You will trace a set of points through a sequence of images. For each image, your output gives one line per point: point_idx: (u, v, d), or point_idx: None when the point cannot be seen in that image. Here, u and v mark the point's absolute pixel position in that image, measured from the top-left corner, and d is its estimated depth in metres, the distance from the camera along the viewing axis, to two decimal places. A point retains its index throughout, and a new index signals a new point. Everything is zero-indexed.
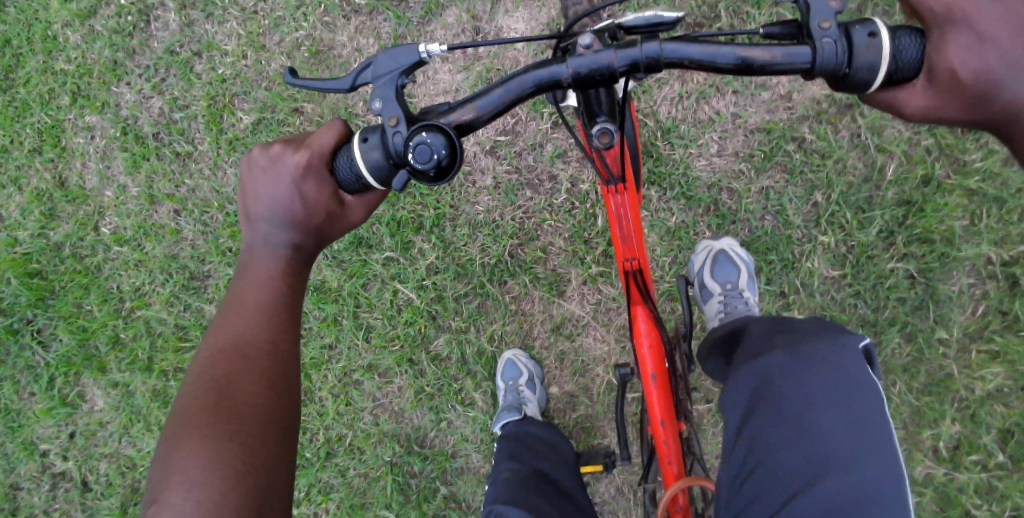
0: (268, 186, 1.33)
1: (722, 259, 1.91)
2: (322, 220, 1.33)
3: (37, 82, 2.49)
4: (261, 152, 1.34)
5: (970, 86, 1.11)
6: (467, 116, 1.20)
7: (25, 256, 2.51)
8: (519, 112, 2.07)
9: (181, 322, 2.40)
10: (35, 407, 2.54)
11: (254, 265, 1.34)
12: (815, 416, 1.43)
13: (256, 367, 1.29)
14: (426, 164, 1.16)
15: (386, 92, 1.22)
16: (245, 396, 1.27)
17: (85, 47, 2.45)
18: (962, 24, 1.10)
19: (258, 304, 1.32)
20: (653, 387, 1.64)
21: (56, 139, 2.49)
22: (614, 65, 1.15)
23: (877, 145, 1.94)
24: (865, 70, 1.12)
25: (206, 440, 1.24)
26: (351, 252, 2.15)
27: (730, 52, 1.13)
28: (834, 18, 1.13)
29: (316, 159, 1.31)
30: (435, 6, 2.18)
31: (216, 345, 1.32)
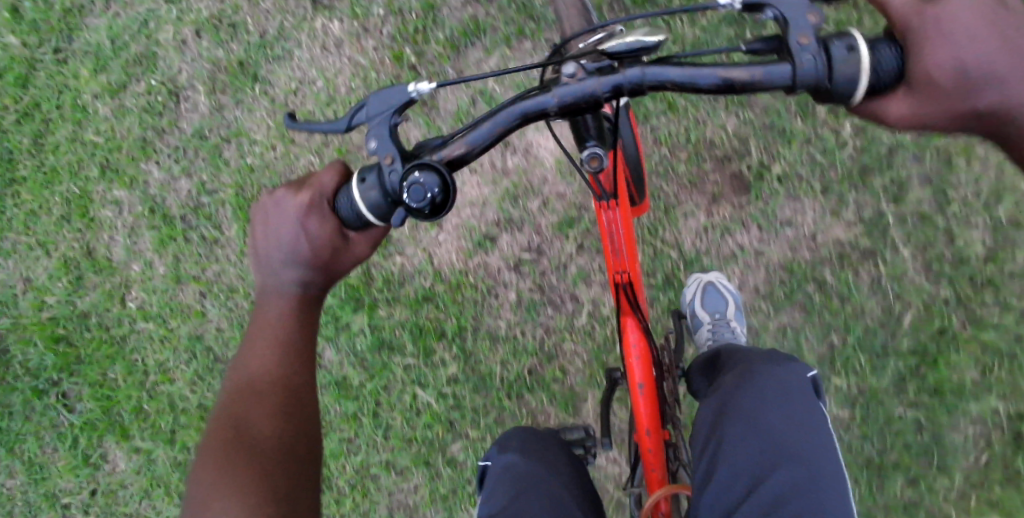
0: (274, 230, 1.29)
1: (710, 290, 1.94)
2: (325, 258, 1.29)
3: (65, 150, 2.53)
4: (268, 198, 1.31)
5: (950, 89, 1.05)
6: (459, 151, 1.17)
7: (52, 320, 2.58)
8: (544, 232, 2.11)
9: (205, 401, 2.46)
10: (59, 462, 2.62)
11: (264, 304, 1.31)
12: (767, 417, 1.47)
13: (265, 405, 1.26)
14: (420, 201, 1.13)
15: (381, 131, 1.18)
16: (259, 429, 1.25)
17: (114, 120, 2.47)
18: (935, 24, 1.05)
19: (266, 339, 1.29)
20: (641, 397, 1.55)
21: (84, 210, 2.53)
22: (597, 93, 1.12)
23: (896, 292, 1.98)
24: (842, 85, 1.07)
25: (224, 474, 1.23)
26: (375, 353, 2.21)
27: (709, 73, 1.09)
28: (813, 32, 1.07)
29: (320, 201, 1.28)
30: (464, 116, 2.17)
31: (231, 382, 1.30)
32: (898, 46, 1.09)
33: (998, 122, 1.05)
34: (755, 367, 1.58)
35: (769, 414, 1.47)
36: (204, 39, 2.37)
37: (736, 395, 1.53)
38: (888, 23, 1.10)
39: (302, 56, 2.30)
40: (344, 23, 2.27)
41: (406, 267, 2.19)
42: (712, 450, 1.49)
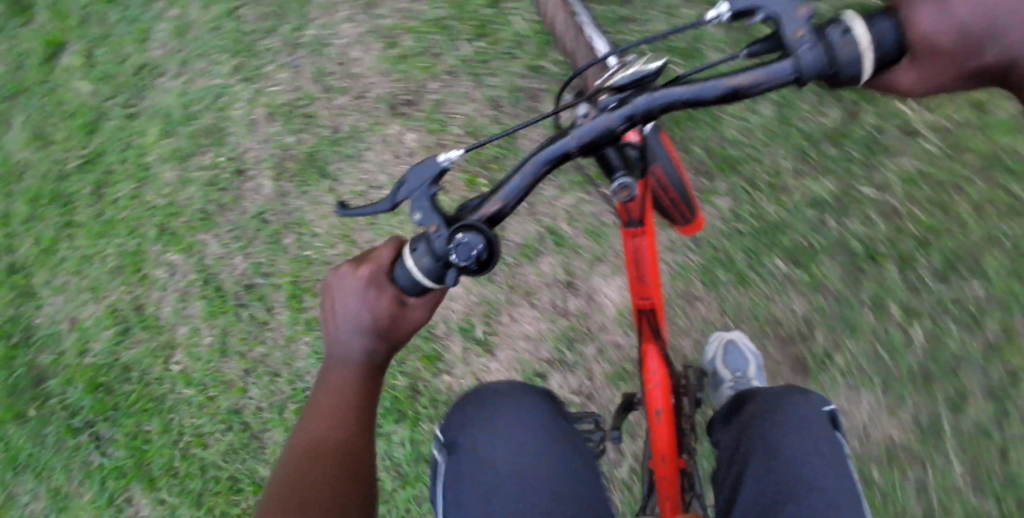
0: (339, 304, 1.25)
1: (733, 349, 1.95)
2: (384, 327, 1.23)
3: (125, 206, 2.53)
4: (333, 273, 1.26)
5: (954, 46, 0.96)
6: (494, 206, 1.13)
7: (95, 367, 2.57)
8: (596, 377, 2.09)
9: (236, 474, 2.47)
10: (84, 499, 2.57)
11: (328, 369, 1.26)
12: (785, 447, 1.46)
13: (325, 468, 1.20)
14: (467, 257, 1.08)
15: (419, 197, 1.11)
16: (318, 493, 1.19)
17: (177, 187, 2.49)
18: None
19: (328, 403, 1.24)
20: (659, 425, 1.56)
21: (138, 265, 2.53)
22: (613, 126, 1.08)
23: (939, 499, 1.95)
24: (851, 69, 1.00)
25: None
26: (411, 462, 2.20)
27: (714, 84, 1.03)
28: (805, 24, 1.01)
29: (383, 272, 1.22)
30: (532, 252, 2.12)
31: (296, 444, 1.24)
32: (897, 14, 1.01)
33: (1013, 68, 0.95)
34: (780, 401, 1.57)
35: (786, 443, 1.46)
36: (276, 123, 2.41)
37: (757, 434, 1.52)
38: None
39: (373, 158, 2.35)
40: (420, 135, 2.32)
41: (453, 388, 2.19)
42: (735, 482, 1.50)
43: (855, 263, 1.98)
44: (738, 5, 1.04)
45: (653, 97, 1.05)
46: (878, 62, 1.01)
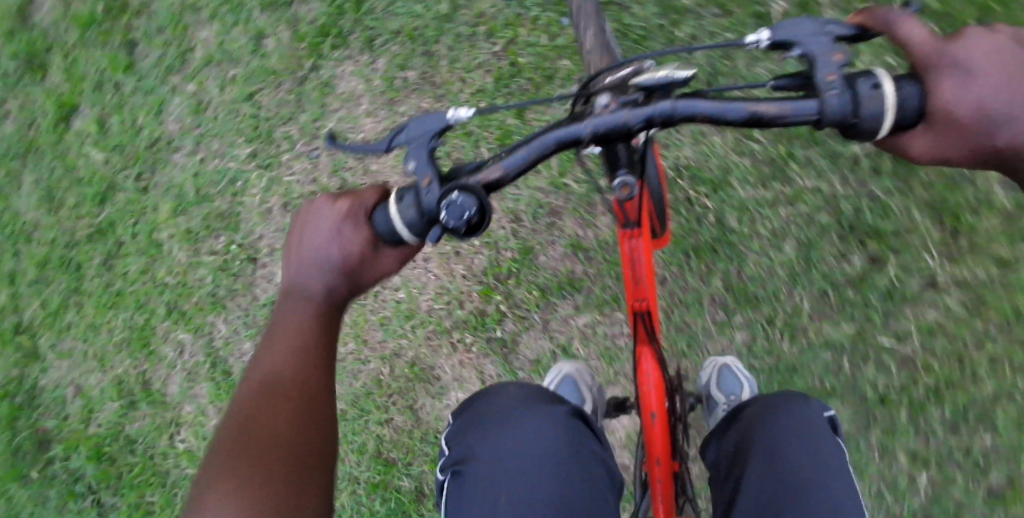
0: (307, 233, 1.16)
1: (727, 373, 1.87)
2: (354, 268, 1.16)
3: (134, 280, 2.54)
4: (307, 204, 1.19)
5: (967, 125, 1.00)
6: (494, 175, 1.09)
7: (99, 438, 2.57)
8: None
9: None
10: None
11: (288, 310, 1.15)
12: (783, 451, 1.38)
13: (284, 411, 1.08)
14: (458, 219, 1.04)
15: (417, 151, 1.09)
16: (273, 440, 1.06)
17: (189, 266, 2.50)
18: (952, 67, 1.01)
19: (285, 343, 1.13)
20: (653, 427, 1.57)
21: (146, 341, 2.54)
22: (630, 123, 1.06)
23: None
24: (871, 121, 1.02)
25: (236, 490, 1.03)
26: None
27: (738, 106, 1.04)
28: (837, 70, 1.03)
29: (362, 207, 1.16)
30: (544, 368, 2.12)
31: (247, 388, 1.11)
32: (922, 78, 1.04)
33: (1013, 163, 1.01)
34: (773, 407, 1.48)
35: (785, 448, 1.38)
36: (290, 212, 2.45)
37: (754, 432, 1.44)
38: (907, 59, 1.06)
39: None
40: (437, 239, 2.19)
41: None
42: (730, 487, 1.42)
43: (866, 404, 1.97)
44: (776, 38, 1.06)
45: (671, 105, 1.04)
46: (897, 121, 1.03)
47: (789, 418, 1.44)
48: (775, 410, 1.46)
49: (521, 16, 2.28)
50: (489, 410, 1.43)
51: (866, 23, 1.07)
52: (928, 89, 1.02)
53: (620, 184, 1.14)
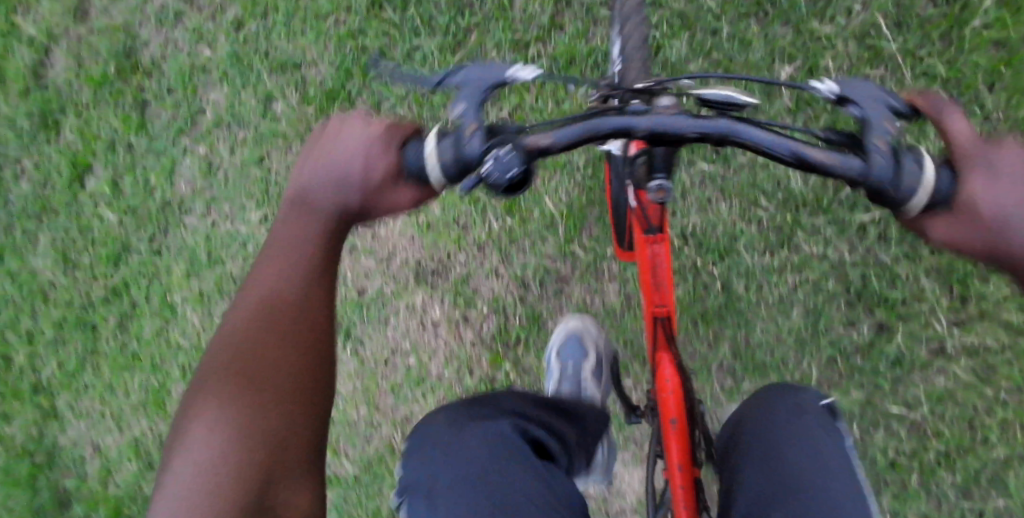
0: (336, 146, 1.14)
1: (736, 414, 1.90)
2: (372, 190, 1.13)
3: (149, 341, 2.59)
4: (337, 120, 1.17)
5: (991, 221, 1.01)
6: (543, 141, 1.05)
7: (117, 498, 2.60)
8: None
9: None
10: None
11: (300, 223, 1.14)
12: (782, 450, 1.35)
13: (279, 335, 1.10)
14: (504, 170, 1.03)
15: (468, 97, 1.11)
16: (270, 362, 1.09)
17: (201, 328, 2.55)
18: (987, 164, 1.03)
19: (292, 262, 1.13)
20: (672, 432, 1.54)
21: (160, 402, 2.58)
22: (686, 131, 1.02)
23: None
24: (906, 193, 1.03)
25: (228, 396, 1.06)
26: None
27: (789, 144, 1.03)
28: (889, 137, 1.04)
29: (394, 135, 1.14)
30: None
31: (250, 299, 1.12)
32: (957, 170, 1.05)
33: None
34: (769, 405, 1.46)
35: (781, 447, 1.35)
36: None
37: (747, 432, 1.43)
38: (946, 153, 1.07)
39: (397, 324, 2.26)
40: (445, 307, 2.23)
41: None
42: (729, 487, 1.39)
43: (878, 471, 1.97)
44: (846, 93, 1.07)
45: (738, 125, 1.02)
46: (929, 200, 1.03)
47: (784, 416, 1.41)
48: (773, 411, 1.44)
49: (525, 80, 2.31)
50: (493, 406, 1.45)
51: (919, 105, 1.08)
52: (961, 182, 1.03)
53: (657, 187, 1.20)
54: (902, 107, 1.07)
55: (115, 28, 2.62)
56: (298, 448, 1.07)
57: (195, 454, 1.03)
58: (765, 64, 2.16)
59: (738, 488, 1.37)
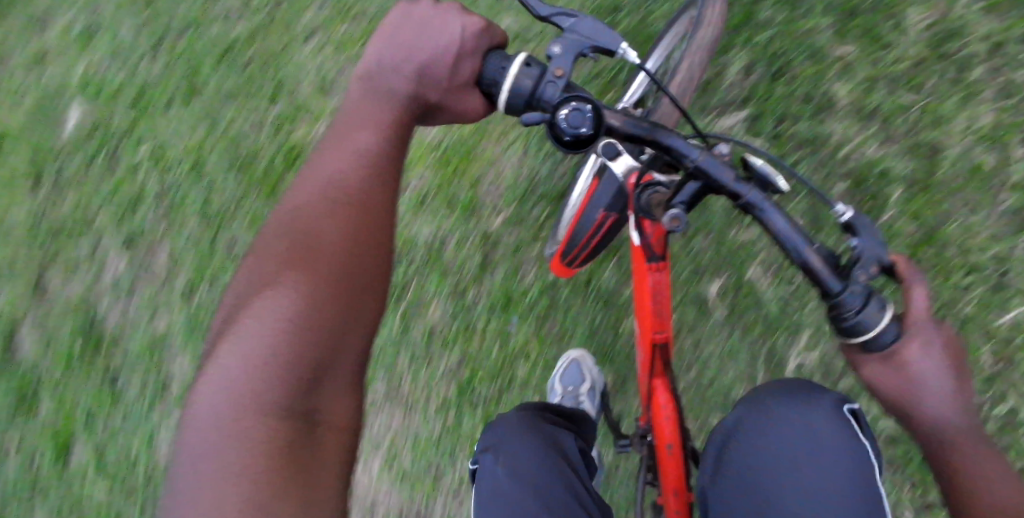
0: (425, 35, 1.20)
1: None
2: (447, 86, 1.22)
3: None
4: (426, 5, 1.22)
5: (914, 380, 1.17)
6: (612, 122, 1.32)
7: None
8: None
9: None
10: None
11: (373, 101, 1.22)
12: (774, 452, 1.50)
13: (338, 215, 1.16)
14: (570, 129, 1.24)
15: (569, 43, 1.28)
16: (326, 235, 1.15)
17: None
18: (923, 336, 1.18)
19: (360, 135, 1.20)
20: (669, 457, 1.69)
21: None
22: (727, 183, 1.31)
23: None
24: (862, 324, 1.19)
25: (293, 269, 1.13)
26: None
27: (798, 245, 1.26)
28: (872, 274, 1.22)
29: (485, 37, 1.24)
30: None
31: (315, 178, 1.19)
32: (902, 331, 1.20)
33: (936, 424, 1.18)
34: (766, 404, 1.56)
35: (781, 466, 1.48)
36: None
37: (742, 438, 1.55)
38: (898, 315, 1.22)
39: None
40: None
41: None
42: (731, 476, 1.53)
43: None
44: (854, 222, 1.26)
45: (762, 202, 1.28)
46: (872, 342, 1.19)
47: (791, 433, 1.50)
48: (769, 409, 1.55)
49: (470, 328, 2.29)
50: (508, 435, 1.62)
51: (898, 265, 1.23)
52: (901, 342, 1.18)
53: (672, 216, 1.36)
54: (887, 264, 1.23)
55: (146, 352, 2.72)
56: (352, 347, 1.13)
57: (268, 315, 1.09)
58: (692, 283, 2.16)
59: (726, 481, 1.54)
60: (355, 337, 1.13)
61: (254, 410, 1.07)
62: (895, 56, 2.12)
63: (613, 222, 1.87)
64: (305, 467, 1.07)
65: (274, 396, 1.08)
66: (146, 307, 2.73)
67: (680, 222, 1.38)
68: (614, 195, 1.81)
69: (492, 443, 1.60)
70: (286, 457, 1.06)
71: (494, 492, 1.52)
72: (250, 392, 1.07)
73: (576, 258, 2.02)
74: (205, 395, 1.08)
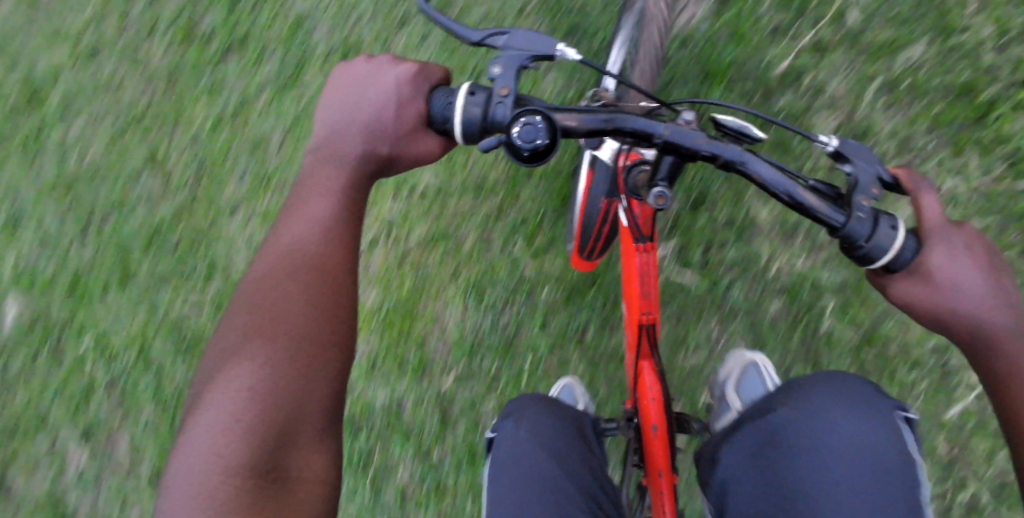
0: (365, 90, 1.27)
1: (752, 375, 1.94)
2: (396, 135, 1.26)
3: None
4: (360, 62, 1.29)
5: (941, 287, 1.18)
6: (569, 123, 1.24)
7: None
8: None
9: None
10: None
11: (321, 167, 1.28)
12: (819, 452, 1.44)
13: (295, 281, 1.23)
14: (527, 145, 1.18)
15: (508, 59, 1.24)
16: (286, 301, 1.22)
17: None
18: (945, 243, 1.19)
19: (313, 201, 1.27)
20: (654, 438, 1.69)
21: None
22: (702, 148, 1.22)
23: None
24: (876, 249, 1.18)
25: (257, 335, 1.20)
26: None
27: (792, 188, 1.20)
28: (872, 199, 1.21)
29: (422, 78, 1.27)
30: None
31: (274, 247, 1.26)
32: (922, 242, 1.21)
33: (980, 347, 1.19)
34: (810, 400, 1.49)
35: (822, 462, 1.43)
36: None
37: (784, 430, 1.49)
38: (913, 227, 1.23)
39: None
40: None
41: None
42: (767, 474, 1.48)
43: None
44: (844, 148, 1.24)
45: (743, 156, 1.21)
46: (892, 262, 1.20)
47: (833, 432, 1.44)
48: (812, 404, 1.49)
49: (441, 485, 2.27)
50: (530, 408, 1.71)
51: (899, 179, 1.24)
52: (922, 253, 1.19)
53: (657, 194, 1.31)
54: (887, 178, 1.23)
55: None
56: (320, 403, 1.20)
57: (234, 388, 1.17)
58: None
59: (765, 480, 1.48)
60: (327, 392, 1.21)
61: (221, 474, 1.15)
62: (811, 161, 2.17)
63: (617, 208, 1.91)
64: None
65: (241, 462, 1.16)
66: (115, 497, 2.64)
67: (665, 201, 1.30)
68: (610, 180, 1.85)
69: (513, 411, 1.70)
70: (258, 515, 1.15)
71: (515, 457, 1.59)
72: (222, 452, 1.16)
73: (591, 250, 2.06)
74: (183, 464, 1.17)
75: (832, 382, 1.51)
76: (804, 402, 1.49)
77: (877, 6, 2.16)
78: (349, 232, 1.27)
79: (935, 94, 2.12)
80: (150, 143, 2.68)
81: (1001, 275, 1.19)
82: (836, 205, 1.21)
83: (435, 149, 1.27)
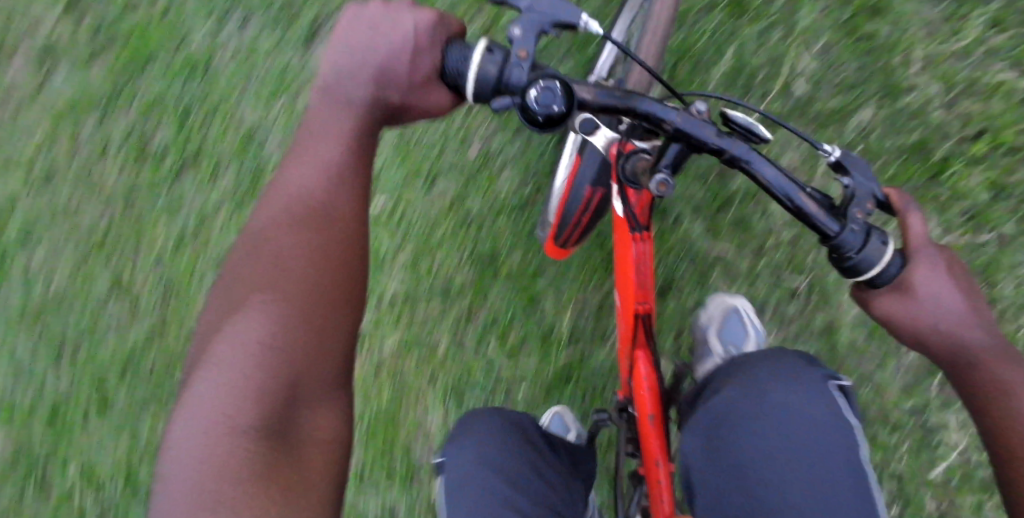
0: (377, 34, 1.18)
1: (732, 317, 2.13)
2: (407, 86, 1.19)
3: None
4: (376, 5, 1.20)
5: (926, 304, 1.19)
6: (584, 96, 1.26)
7: None
8: None
9: None
10: None
11: (330, 117, 1.21)
12: (779, 441, 1.55)
13: (301, 234, 1.18)
14: (541, 110, 1.19)
15: (529, 22, 1.22)
16: (292, 256, 1.17)
17: None
18: (930, 262, 1.20)
19: (316, 150, 1.21)
20: (651, 428, 1.76)
21: None
22: (713, 144, 1.24)
23: None
24: (865, 261, 1.19)
25: (266, 291, 1.16)
26: None
27: (791, 190, 1.22)
28: (869, 212, 1.21)
29: (439, 28, 1.20)
30: None
31: (279, 197, 1.21)
32: (907, 260, 1.21)
33: (962, 360, 1.19)
34: (766, 384, 1.62)
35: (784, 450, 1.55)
36: None
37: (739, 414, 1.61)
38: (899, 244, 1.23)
39: None
40: None
41: None
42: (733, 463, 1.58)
43: None
44: (844, 160, 1.25)
45: (748, 155, 1.23)
46: (878, 275, 1.20)
47: (793, 420, 1.56)
48: (770, 390, 1.61)
49: None
50: (478, 430, 1.70)
51: (892, 199, 1.24)
52: (906, 271, 1.20)
53: (660, 182, 1.31)
54: (880, 197, 1.24)
55: None
56: (329, 362, 1.16)
57: (242, 343, 1.13)
58: None
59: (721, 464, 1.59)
60: (335, 356, 1.17)
61: (228, 433, 1.11)
62: (772, 237, 2.26)
63: (600, 197, 1.89)
64: (291, 480, 1.12)
65: (250, 418, 1.12)
66: None
67: (666, 188, 1.32)
68: (598, 169, 1.85)
69: (460, 436, 1.68)
70: (272, 473, 1.11)
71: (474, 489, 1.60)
72: (230, 409, 1.11)
73: (566, 238, 2.02)
74: (187, 418, 1.12)
75: (784, 367, 1.64)
76: (756, 383, 1.63)
77: (824, 75, 2.28)
78: (356, 185, 1.22)
79: (890, 155, 2.23)
80: (114, 268, 2.66)
81: (977, 293, 1.21)
82: (832, 212, 1.22)
83: (447, 102, 1.22)
